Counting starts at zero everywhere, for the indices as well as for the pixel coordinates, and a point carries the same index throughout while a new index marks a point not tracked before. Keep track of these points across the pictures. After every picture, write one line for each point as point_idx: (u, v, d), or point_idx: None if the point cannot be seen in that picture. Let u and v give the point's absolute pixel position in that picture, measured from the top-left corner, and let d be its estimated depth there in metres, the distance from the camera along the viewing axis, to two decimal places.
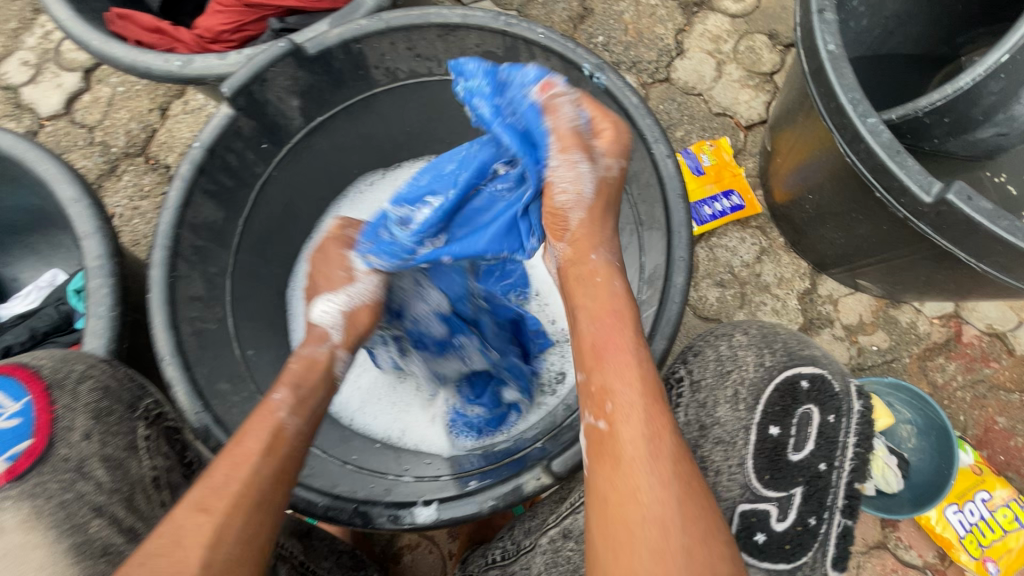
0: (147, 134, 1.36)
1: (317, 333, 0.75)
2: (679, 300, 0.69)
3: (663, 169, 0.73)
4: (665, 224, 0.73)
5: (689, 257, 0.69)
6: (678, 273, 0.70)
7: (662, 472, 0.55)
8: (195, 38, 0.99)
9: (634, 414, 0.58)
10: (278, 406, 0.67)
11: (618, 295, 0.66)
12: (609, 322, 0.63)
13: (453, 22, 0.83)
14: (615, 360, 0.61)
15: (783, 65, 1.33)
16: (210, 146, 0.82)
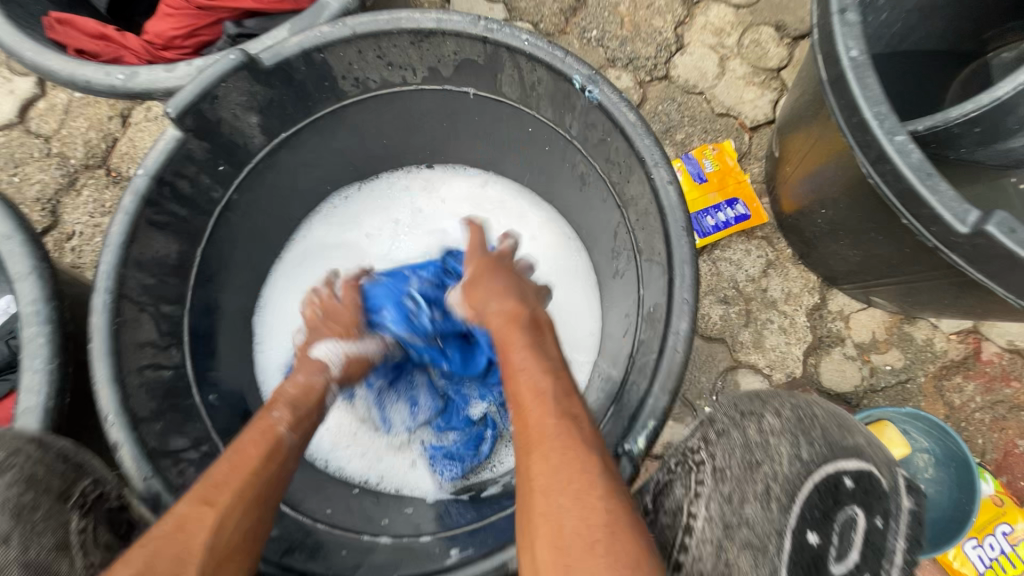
0: (108, 144, 1.26)
1: (315, 364, 0.73)
2: (684, 349, 0.60)
3: (665, 199, 0.65)
4: (666, 260, 0.65)
5: (694, 298, 0.61)
6: (681, 317, 0.61)
7: (568, 451, 0.54)
8: (143, 44, 0.89)
9: (535, 401, 0.59)
10: (277, 423, 0.65)
11: (500, 316, 0.68)
12: (510, 334, 0.66)
13: (427, 28, 0.74)
14: (514, 363, 0.63)
15: (791, 60, 1.24)
16: (156, 175, 0.74)
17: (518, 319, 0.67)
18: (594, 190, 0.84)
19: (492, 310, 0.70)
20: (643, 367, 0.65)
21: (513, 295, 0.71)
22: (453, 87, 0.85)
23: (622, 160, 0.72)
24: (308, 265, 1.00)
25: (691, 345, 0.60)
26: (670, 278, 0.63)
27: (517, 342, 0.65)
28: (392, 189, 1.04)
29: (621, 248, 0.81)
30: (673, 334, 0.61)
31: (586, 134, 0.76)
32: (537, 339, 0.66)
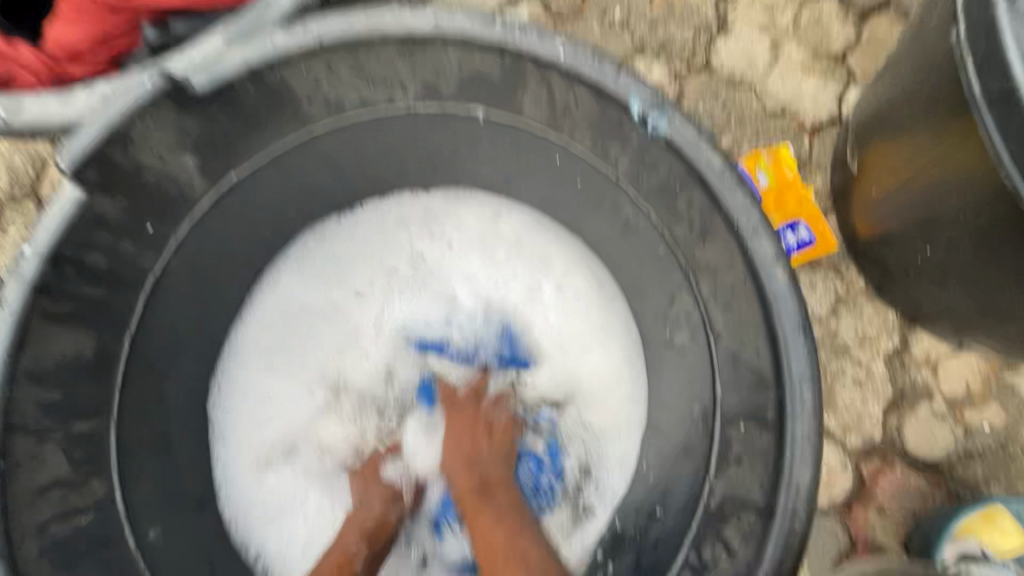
0: (34, 169, 1.04)
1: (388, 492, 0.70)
2: (804, 507, 0.46)
3: (771, 284, 0.49)
4: (770, 370, 0.50)
5: (820, 434, 0.47)
6: (801, 461, 0.47)
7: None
8: (36, 55, 0.68)
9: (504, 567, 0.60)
10: (354, 558, 0.66)
11: (463, 481, 0.66)
12: (472, 505, 0.64)
13: (424, 32, 0.55)
14: (481, 529, 0.63)
15: (860, 42, 1.01)
16: (53, 254, 0.54)
17: (475, 489, 0.65)
18: (643, 242, 0.65)
19: (459, 478, 0.67)
20: (740, 518, 0.52)
21: (477, 463, 0.67)
22: (456, 107, 0.64)
23: (694, 216, 0.56)
24: (275, 328, 0.76)
25: (814, 501, 0.47)
26: (779, 396, 0.49)
27: (477, 513, 0.64)
28: (373, 222, 0.79)
29: (682, 319, 0.63)
30: (790, 486, 0.48)
31: (640, 174, 0.60)
32: (498, 505, 0.64)
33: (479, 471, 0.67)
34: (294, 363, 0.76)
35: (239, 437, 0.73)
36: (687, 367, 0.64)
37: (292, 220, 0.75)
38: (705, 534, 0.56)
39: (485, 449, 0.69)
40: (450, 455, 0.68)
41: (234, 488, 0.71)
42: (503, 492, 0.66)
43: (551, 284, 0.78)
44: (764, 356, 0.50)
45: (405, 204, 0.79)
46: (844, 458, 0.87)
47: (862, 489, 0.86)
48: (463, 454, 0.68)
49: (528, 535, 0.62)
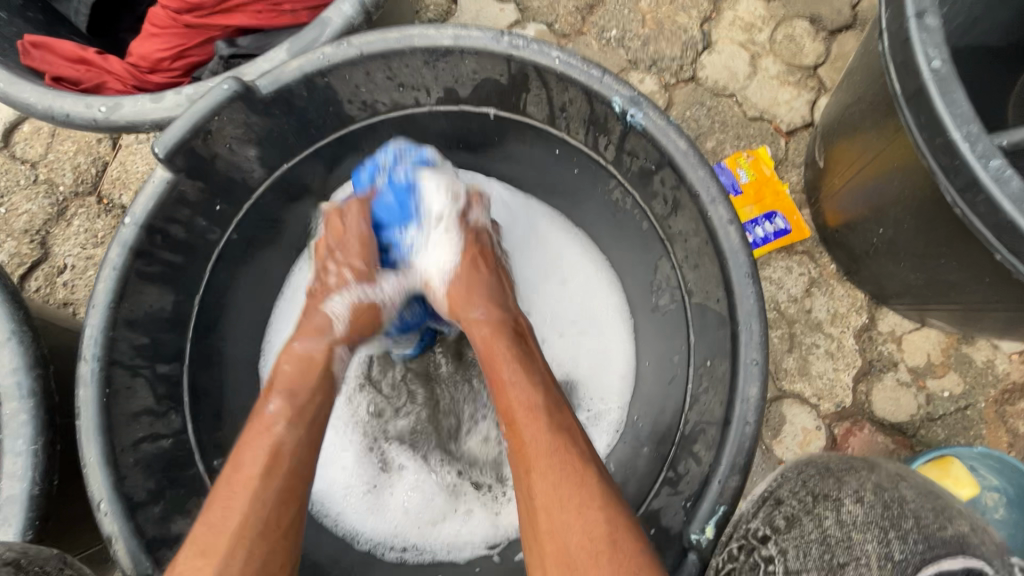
0: (98, 169, 1.17)
1: (320, 323, 0.70)
2: (755, 419, 0.55)
3: (726, 243, 0.58)
4: (727, 312, 0.59)
5: (764, 361, 0.55)
6: (751, 383, 0.55)
7: (565, 462, 0.55)
8: (127, 68, 0.81)
9: (528, 416, 0.59)
10: (273, 421, 0.60)
11: (482, 325, 0.67)
12: (495, 347, 0.65)
13: (444, 46, 0.66)
14: (504, 377, 0.62)
15: (829, 56, 1.14)
16: (147, 224, 0.65)
17: (502, 332, 0.66)
18: (631, 218, 0.76)
19: (489, 308, 0.69)
20: (705, 437, 0.62)
21: (493, 296, 0.70)
22: (472, 108, 0.77)
23: (667, 192, 0.66)
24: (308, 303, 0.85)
25: (762, 415, 0.55)
26: (733, 331, 0.58)
27: (503, 361, 0.63)
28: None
29: (664, 283, 0.74)
30: (741, 402, 0.55)
31: (624, 159, 0.70)
32: (526, 351, 0.65)
33: (504, 313, 0.69)
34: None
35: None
36: (671, 326, 0.74)
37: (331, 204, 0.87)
38: (680, 457, 0.66)
39: (505, 295, 0.72)
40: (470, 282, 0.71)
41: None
42: (507, 339, 0.66)
43: (560, 269, 0.85)
44: (723, 302, 0.60)
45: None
46: (818, 421, 0.97)
47: (834, 448, 0.96)
48: (486, 295, 0.70)
49: (557, 393, 0.63)
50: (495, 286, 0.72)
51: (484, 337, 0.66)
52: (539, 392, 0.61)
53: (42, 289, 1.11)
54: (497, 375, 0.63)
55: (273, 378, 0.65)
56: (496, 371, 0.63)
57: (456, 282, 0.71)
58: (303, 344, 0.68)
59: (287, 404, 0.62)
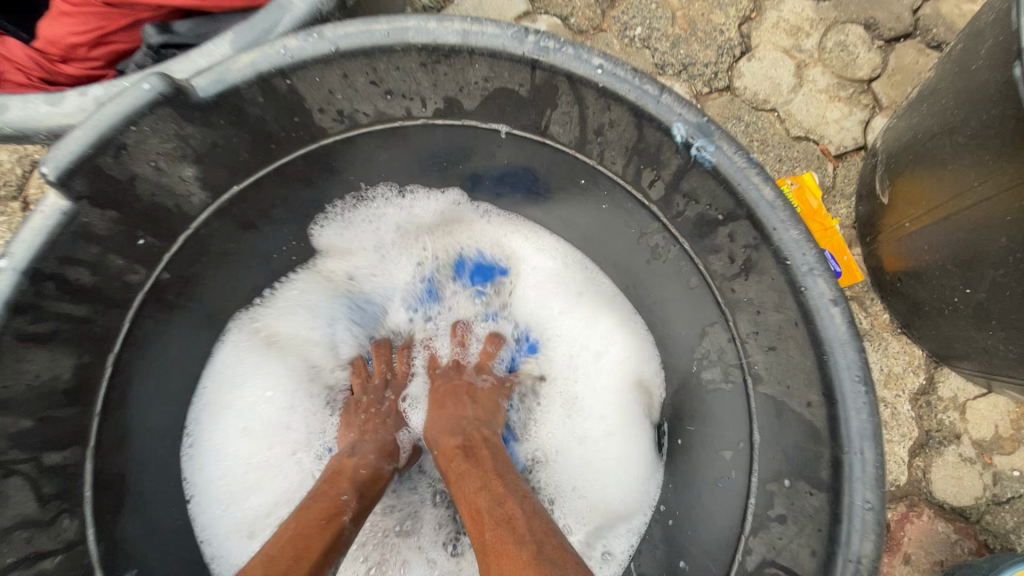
0: (20, 171, 0.99)
1: (391, 447, 0.68)
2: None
3: (831, 332, 0.43)
4: (827, 428, 0.45)
5: (883, 509, 0.41)
6: (862, 535, 0.42)
7: (507, 556, 0.48)
8: (30, 55, 0.64)
9: (474, 524, 0.53)
10: (343, 508, 0.58)
11: (443, 442, 0.64)
12: (451, 466, 0.60)
13: (449, 44, 0.49)
14: (461, 495, 0.57)
15: (886, 69, 0.98)
16: (31, 269, 0.48)
17: (457, 451, 0.62)
18: (671, 267, 0.60)
19: (441, 443, 0.64)
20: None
21: (462, 424, 0.65)
22: (477, 123, 0.60)
23: (736, 250, 0.50)
24: (265, 365, 0.70)
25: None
26: (836, 457, 0.44)
27: (456, 476, 0.59)
28: (364, 248, 0.74)
29: (713, 355, 0.58)
30: (846, 561, 0.42)
31: (675, 201, 0.54)
32: (478, 460, 0.60)
33: (463, 422, 0.65)
34: (274, 399, 0.70)
35: (223, 481, 0.67)
36: (713, 406, 0.60)
37: (291, 232, 0.69)
38: None
39: (465, 407, 0.67)
40: (436, 424, 0.66)
41: (223, 542, 0.65)
42: (489, 448, 0.62)
43: (575, 326, 0.72)
44: (817, 410, 0.46)
45: (394, 221, 0.73)
46: None
47: (887, 536, 0.82)
48: (448, 412, 0.66)
49: (505, 486, 0.56)
50: (486, 403, 0.69)
51: (450, 454, 0.62)
52: (482, 494, 0.55)
53: None
54: (457, 495, 0.58)
55: (338, 474, 0.62)
56: (455, 492, 0.58)
57: (439, 408, 0.68)
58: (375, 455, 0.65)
59: (360, 497, 0.60)
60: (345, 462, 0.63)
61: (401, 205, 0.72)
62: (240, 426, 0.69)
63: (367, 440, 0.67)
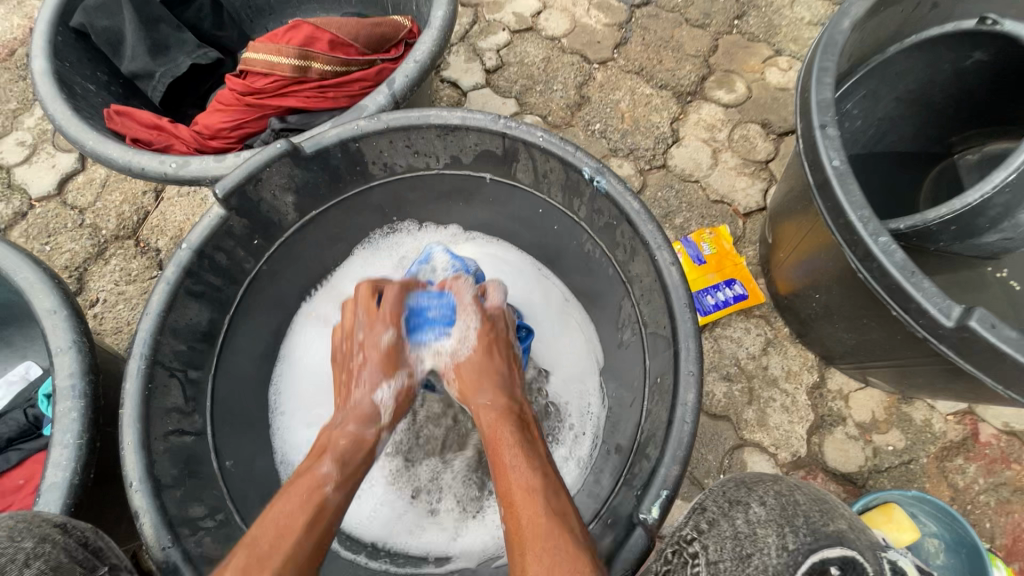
0: (139, 217, 1.34)
1: (370, 412, 0.79)
2: (692, 420, 0.66)
3: (668, 278, 0.72)
4: (672, 335, 0.71)
5: (699, 372, 0.67)
6: (687, 390, 0.67)
7: (555, 534, 0.62)
8: (193, 134, 1.00)
9: (525, 498, 0.66)
10: (324, 480, 0.71)
11: (493, 411, 0.77)
12: (500, 433, 0.74)
13: (453, 124, 0.83)
14: (506, 461, 0.71)
15: (778, 154, 1.35)
16: (200, 248, 0.79)
17: (506, 422, 0.76)
18: (600, 266, 0.90)
19: (495, 400, 0.79)
20: (655, 438, 0.70)
21: (501, 388, 0.80)
22: (471, 173, 0.93)
23: (627, 242, 0.80)
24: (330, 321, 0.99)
25: (698, 416, 0.66)
26: (675, 350, 0.70)
27: (505, 442, 0.73)
28: (386, 268, 1.02)
29: (626, 320, 0.86)
30: (681, 405, 0.66)
31: (594, 217, 0.85)
32: (525, 437, 0.74)
33: (510, 400, 0.79)
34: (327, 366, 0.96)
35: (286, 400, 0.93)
36: (629, 352, 0.86)
37: (348, 247, 1.01)
38: (636, 460, 0.74)
39: (511, 382, 0.82)
40: (488, 388, 0.80)
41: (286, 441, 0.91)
42: (516, 416, 0.77)
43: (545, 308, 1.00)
44: (668, 326, 0.73)
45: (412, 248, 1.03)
46: (775, 469, 1.06)
47: None
48: (496, 386, 0.80)
49: (554, 474, 0.70)
50: (502, 372, 0.83)
51: (497, 430, 0.75)
52: (535, 475, 0.68)
53: None
54: (504, 459, 0.71)
55: (329, 448, 0.75)
56: (502, 458, 0.72)
57: (470, 370, 0.82)
58: (356, 426, 0.78)
59: (340, 468, 0.73)
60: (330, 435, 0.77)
61: (417, 237, 1.04)
62: (309, 358, 0.96)
63: (350, 411, 0.80)
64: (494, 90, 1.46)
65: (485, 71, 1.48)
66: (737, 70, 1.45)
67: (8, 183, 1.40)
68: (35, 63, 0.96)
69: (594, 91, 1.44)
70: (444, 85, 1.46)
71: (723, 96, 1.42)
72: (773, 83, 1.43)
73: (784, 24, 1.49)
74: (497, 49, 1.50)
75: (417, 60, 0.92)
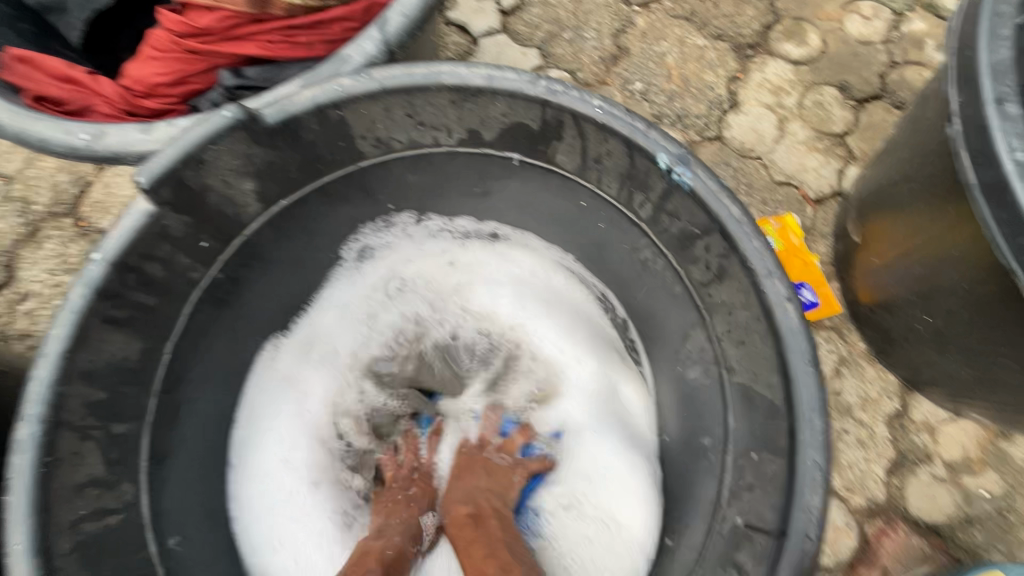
0: (78, 190, 1.09)
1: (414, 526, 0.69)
2: (816, 533, 0.47)
3: (784, 323, 0.51)
4: (783, 403, 0.51)
5: (829, 467, 0.47)
6: (812, 490, 0.48)
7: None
8: (118, 90, 0.75)
9: None
10: None
11: (457, 506, 0.68)
12: (459, 533, 0.65)
13: (474, 85, 0.59)
14: (464, 553, 0.63)
15: (858, 126, 1.11)
16: (118, 260, 0.57)
17: (466, 518, 0.66)
18: (661, 281, 0.69)
19: (452, 511, 0.68)
20: (753, 543, 0.53)
21: (474, 494, 0.69)
22: (493, 152, 0.69)
23: (711, 259, 0.59)
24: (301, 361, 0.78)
25: (826, 531, 0.47)
26: (791, 426, 0.50)
27: (465, 542, 0.64)
28: (371, 287, 0.82)
29: (695, 355, 0.66)
30: (802, 512, 0.48)
31: (662, 220, 0.63)
32: (485, 530, 0.64)
33: (472, 499, 0.68)
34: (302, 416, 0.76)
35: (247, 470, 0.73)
36: (698, 399, 0.66)
37: None
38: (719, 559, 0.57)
39: (489, 483, 0.70)
40: (450, 494, 0.70)
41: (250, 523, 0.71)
42: (497, 518, 0.66)
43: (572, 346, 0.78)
44: (778, 389, 0.52)
45: (403, 251, 0.82)
46: (848, 517, 0.89)
47: (866, 549, 0.88)
48: (460, 484, 0.70)
49: (511, 555, 0.62)
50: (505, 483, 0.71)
51: (460, 528, 0.65)
52: (489, 565, 0.60)
53: (1, 318, 1.02)
54: (465, 561, 0.63)
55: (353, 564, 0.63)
56: (464, 559, 0.63)
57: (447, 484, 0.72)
58: (401, 537, 0.66)
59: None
60: (372, 543, 0.65)
61: (414, 237, 0.82)
62: (273, 415, 0.75)
63: (394, 521, 0.68)
64: (511, 37, 1.18)
65: (501, 13, 1.20)
66: (810, 18, 1.18)
67: None
68: None
69: (633, 40, 1.17)
70: (449, 28, 1.19)
71: (792, 50, 1.16)
72: (854, 34, 1.16)
73: None
74: None
75: None
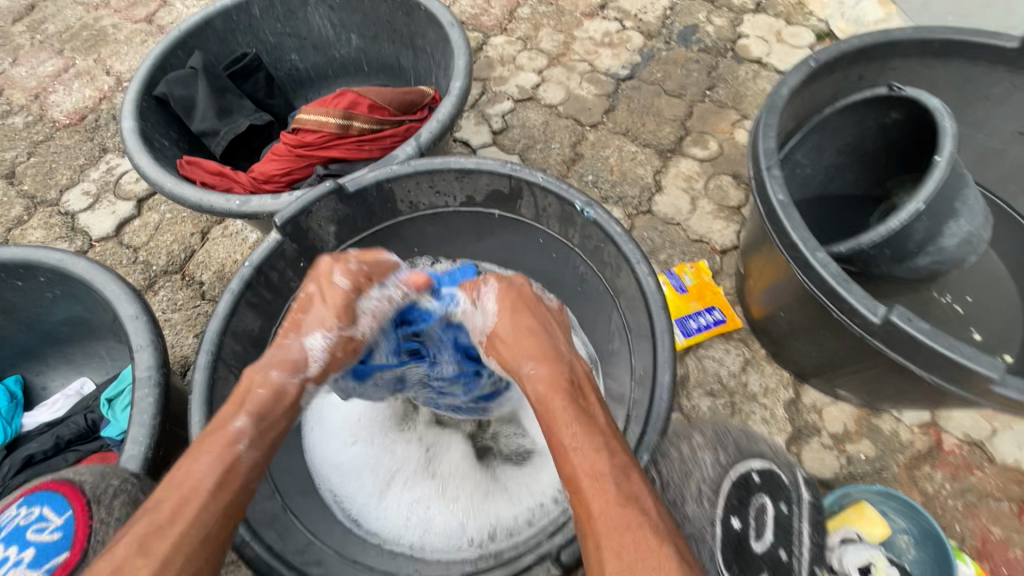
0: (186, 254, 1.51)
1: (295, 359, 0.80)
2: (668, 397, 0.79)
3: (647, 287, 0.87)
4: (651, 332, 0.86)
5: (672, 359, 0.81)
6: (664, 374, 0.81)
7: (630, 518, 0.61)
8: (249, 179, 1.20)
9: (593, 483, 0.64)
10: (239, 437, 0.71)
11: (539, 380, 0.75)
12: (556, 407, 0.71)
13: (468, 168, 1.02)
14: (566, 442, 0.68)
15: (748, 201, 1.55)
16: (258, 265, 0.95)
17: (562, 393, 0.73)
18: (592, 285, 1.06)
19: (537, 377, 0.75)
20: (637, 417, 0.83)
21: (551, 361, 0.77)
22: (483, 210, 1.11)
23: (613, 261, 0.96)
24: None
25: (673, 394, 0.79)
26: (654, 342, 0.84)
27: (564, 421, 0.70)
28: None
29: (615, 329, 1.01)
30: (658, 386, 0.80)
31: (585, 243, 1.02)
32: (584, 411, 0.71)
33: (561, 369, 0.76)
34: None
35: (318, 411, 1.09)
36: (619, 357, 1.00)
37: None
38: None
39: (559, 351, 0.80)
40: (510, 322, 0.84)
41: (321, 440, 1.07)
42: (587, 401, 0.73)
43: None
44: (649, 326, 0.87)
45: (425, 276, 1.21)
46: None
47: None
48: (531, 352, 0.79)
49: (613, 443, 0.68)
50: (549, 348, 0.80)
51: (549, 402, 0.73)
52: (601, 456, 0.66)
53: None
54: (560, 439, 0.69)
55: (246, 399, 0.75)
56: (557, 432, 0.70)
57: (509, 330, 0.83)
58: (280, 374, 0.78)
59: (252, 424, 0.73)
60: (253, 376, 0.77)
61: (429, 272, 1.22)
62: None
63: (281, 352, 0.80)
64: (500, 148, 1.68)
65: (492, 133, 1.71)
66: (711, 131, 1.68)
67: (71, 226, 1.60)
68: (125, 122, 1.17)
69: (587, 148, 1.67)
70: (457, 144, 1.70)
71: (698, 152, 1.64)
72: (742, 141, 1.65)
73: (750, 93, 1.73)
74: (502, 115, 1.74)
75: (439, 119, 1.11)
